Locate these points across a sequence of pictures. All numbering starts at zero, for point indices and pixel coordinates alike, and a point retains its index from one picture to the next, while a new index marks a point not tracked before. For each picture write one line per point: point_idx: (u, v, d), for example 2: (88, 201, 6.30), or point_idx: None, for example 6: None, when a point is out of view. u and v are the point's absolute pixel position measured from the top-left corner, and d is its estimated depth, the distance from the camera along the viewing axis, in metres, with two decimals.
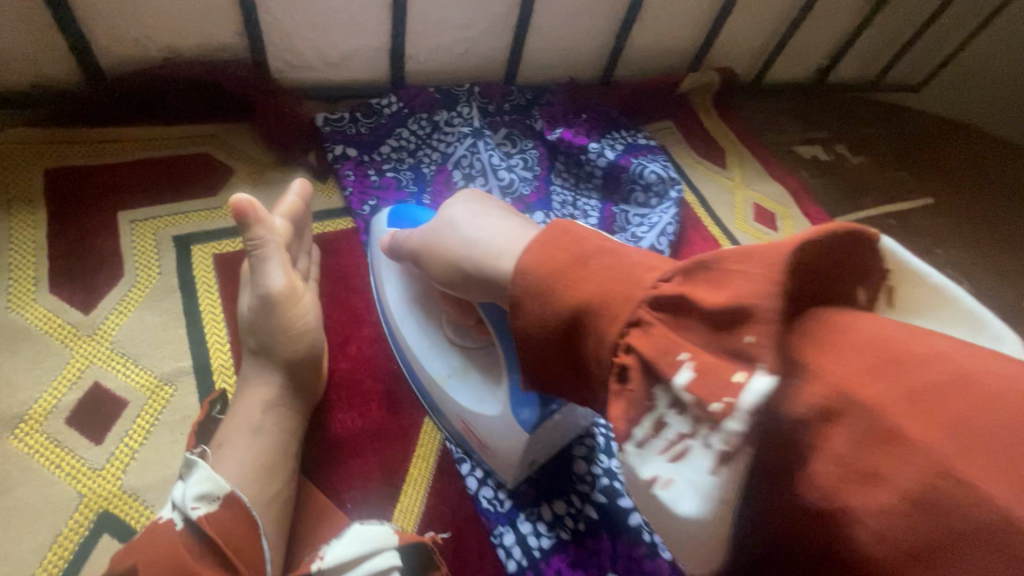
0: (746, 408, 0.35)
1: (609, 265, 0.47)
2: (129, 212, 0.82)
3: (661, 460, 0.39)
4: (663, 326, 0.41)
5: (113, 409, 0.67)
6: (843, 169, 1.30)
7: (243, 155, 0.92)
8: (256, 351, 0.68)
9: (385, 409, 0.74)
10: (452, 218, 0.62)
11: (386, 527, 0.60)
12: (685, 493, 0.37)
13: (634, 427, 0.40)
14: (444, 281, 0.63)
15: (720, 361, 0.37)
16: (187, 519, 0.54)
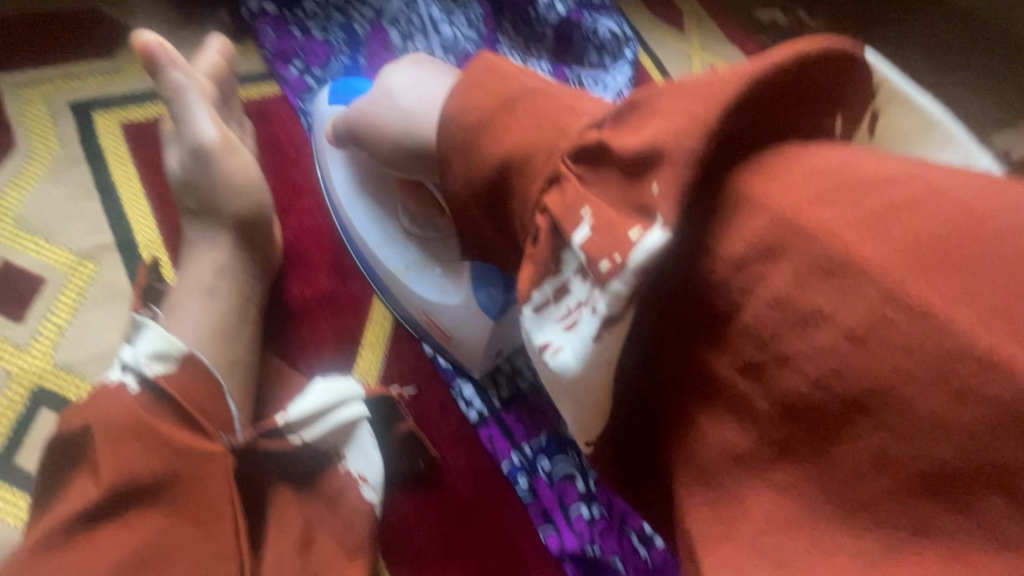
0: (635, 266, 0.31)
1: (535, 102, 0.41)
2: (10, 76, 0.71)
3: (557, 327, 0.36)
4: (573, 176, 0.36)
5: (30, 286, 0.61)
6: (802, 33, 1.26)
7: (136, 9, 0.79)
8: (199, 212, 0.63)
9: (335, 277, 0.72)
10: (389, 86, 0.53)
11: (353, 382, 0.59)
12: (562, 356, 0.35)
13: (531, 289, 0.37)
14: (386, 158, 0.55)
15: (620, 215, 0.33)
16: (141, 379, 0.52)
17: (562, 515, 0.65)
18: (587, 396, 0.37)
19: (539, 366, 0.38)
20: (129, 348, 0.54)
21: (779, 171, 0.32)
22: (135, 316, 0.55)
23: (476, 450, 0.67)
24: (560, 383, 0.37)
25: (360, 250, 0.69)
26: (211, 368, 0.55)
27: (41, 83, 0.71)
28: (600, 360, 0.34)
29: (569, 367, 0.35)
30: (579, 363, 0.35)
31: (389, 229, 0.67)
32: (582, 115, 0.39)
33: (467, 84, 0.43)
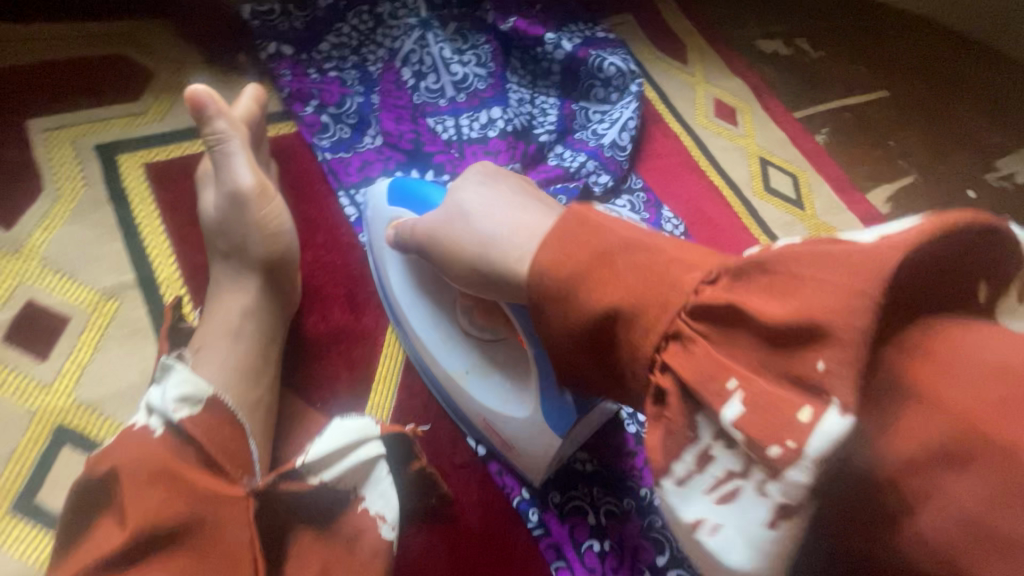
0: (813, 455, 0.31)
1: (633, 261, 0.44)
2: (41, 119, 0.74)
3: (705, 500, 0.36)
4: (701, 335, 0.38)
5: (54, 325, 0.63)
6: (803, 63, 1.28)
7: (162, 55, 0.83)
8: (228, 256, 0.66)
9: (348, 312, 0.73)
10: (464, 208, 0.56)
11: (370, 420, 0.60)
12: (728, 541, 0.35)
13: (673, 461, 0.38)
14: (465, 284, 0.57)
15: (780, 391, 0.34)
16: (168, 422, 0.54)
17: (573, 550, 0.65)
18: None
19: (696, 558, 0.38)
20: (156, 389, 0.55)
21: None
22: (163, 358, 0.58)
23: (484, 485, 0.68)
24: (718, 574, 0.36)
25: (425, 363, 0.69)
26: (234, 412, 0.57)
27: (69, 127, 0.74)
28: (772, 552, 0.34)
29: (739, 564, 0.35)
30: (753, 559, 0.34)
31: (449, 332, 0.67)
32: (692, 267, 0.42)
33: (568, 237, 0.46)
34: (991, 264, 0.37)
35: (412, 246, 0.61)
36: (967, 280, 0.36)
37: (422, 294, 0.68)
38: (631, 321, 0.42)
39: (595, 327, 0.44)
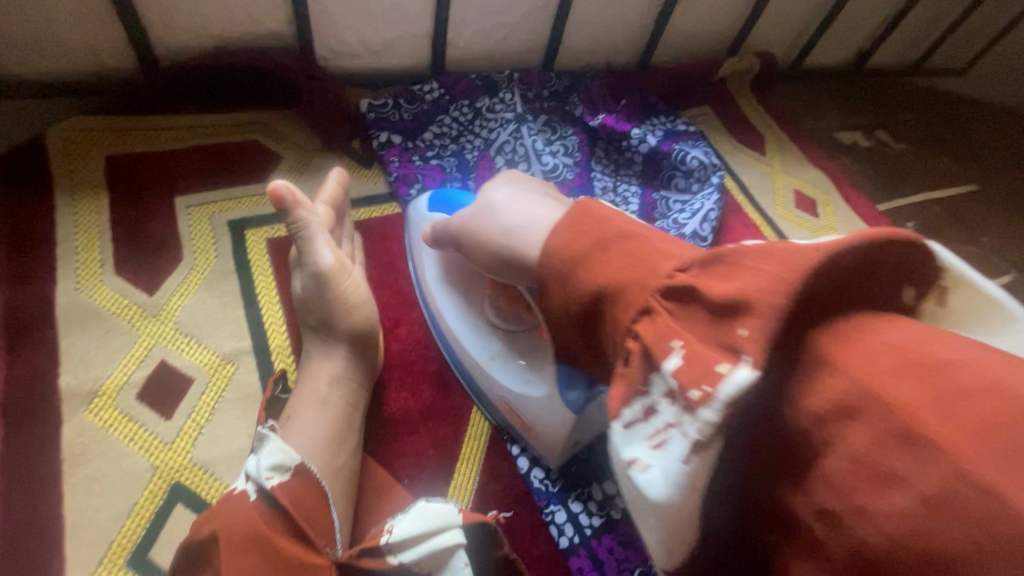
0: (723, 399, 0.34)
1: (626, 249, 0.46)
2: (185, 197, 0.84)
3: (643, 444, 0.39)
4: (664, 311, 0.41)
5: (180, 386, 0.69)
6: (884, 155, 1.28)
7: (290, 142, 0.93)
8: (317, 327, 0.69)
9: (436, 388, 0.76)
10: (491, 202, 0.61)
11: (451, 506, 0.61)
12: (654, 476, 0.37)
13: (623, 407, 0.40)
14: (488, 267, 0.63)
15: (712, 353, 0.36)
16: (260, 489, 0.56)
17: None
18: (676, 522, 0.38)
19: (628, 490, 0.40)
20: (252, 457, 0.58)
21: (835, 338, 0.35)
22: (259, 429, 0.61)
23: None
24: (645, 507, 0.39)
25: (455, 351, 0.74)
26: (319, 480, 0.59)
27: (209, 204, 0.84)
28: (688, 484, 0.36)
29: (659, 491, 0.37)
30: (668, 493, 0.37)
31: (476, 324, 0.73)
32: (671, 257, 0.44)
33: (565, 221, 0.50)
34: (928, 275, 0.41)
35: (443, 240, 0.68)
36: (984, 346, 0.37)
37: (451, 282, 0.75)
38: (615, 300, 0.44)
39: (586, 302, 0.47)
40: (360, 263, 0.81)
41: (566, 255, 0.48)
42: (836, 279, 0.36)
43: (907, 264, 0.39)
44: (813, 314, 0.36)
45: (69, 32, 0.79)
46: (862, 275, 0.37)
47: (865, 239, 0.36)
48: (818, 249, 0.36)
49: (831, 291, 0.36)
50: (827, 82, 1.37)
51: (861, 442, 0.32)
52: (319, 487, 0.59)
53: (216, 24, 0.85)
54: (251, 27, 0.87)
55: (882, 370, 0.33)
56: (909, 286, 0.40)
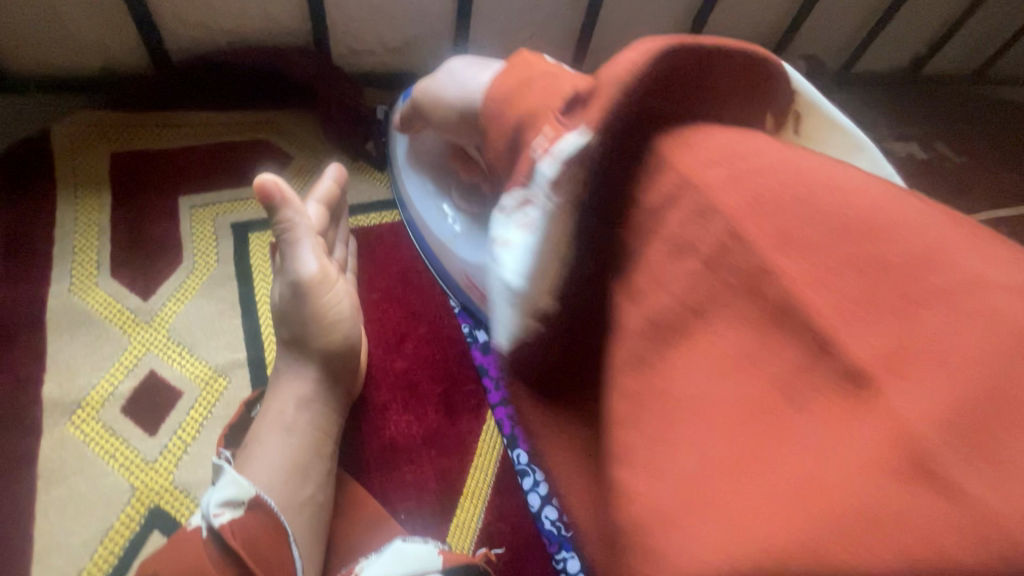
0: (558, 152, 0.38)
1: (548, 82, 0.43)
2: (189, 197, 0.79)
3: (508, 222, 0.39)
4: (563, 124, 0.39)
5: (168, 400, 0.65)
6: (943, 169, 1.17)
7: (301, 141, 0.89)
8: (289, 343, 0.62)
9: (441, 413, 0.70)
10: (446, 65, 0.61)
11: (431, 548, 0.56)
12: (513, 253, 0.39)
13: (504, 196, 0.40)
14: (444, 128, 0.62)
15: (563, 128, 0.39)
16: (209, 528, 0.50)
17: None
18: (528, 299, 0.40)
19: (491, 278, 0.41)
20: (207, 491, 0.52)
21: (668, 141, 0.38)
22: (215, 460, 0.55)
23: None
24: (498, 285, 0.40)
25: (422, 230, 0.75)
26: (278, 517, 0.53)
27: (213, 205, 0.80)
28: (537, 267, 0.39)
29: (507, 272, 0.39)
30: (525, 275, 0.39)
31: (443, 205, 0.72)
32: (558, 92, 0.42)
33: (502, 73, 0.48)
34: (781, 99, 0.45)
35: (410, 118, 0.67)
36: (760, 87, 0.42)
37: (419, 163, 0.74)
38: (532, 124, 0.42)
39: (511, 138, 0.44)
40: (352, 274, 0.75)
41: (498, 94, 0.46)
42: (660, 85, 0.38)
43: (757, 85, 0.43)
44: (654, 98, 0.38)
45: (76, 23, 0.75)
46: (695, 72, 0.39)
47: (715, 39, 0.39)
48: (661, 44, 0.37)
49: (670, 101, 0.39)
50: (876, 89, 1.27)
51: (676, 225, 0.36)
52: (279, 525, 0.53)
53: (227, 17, 0.80)
54: (263, 22, 0.83)
55: (711, 170, 0.36)
56: (768, 110, 0.45)
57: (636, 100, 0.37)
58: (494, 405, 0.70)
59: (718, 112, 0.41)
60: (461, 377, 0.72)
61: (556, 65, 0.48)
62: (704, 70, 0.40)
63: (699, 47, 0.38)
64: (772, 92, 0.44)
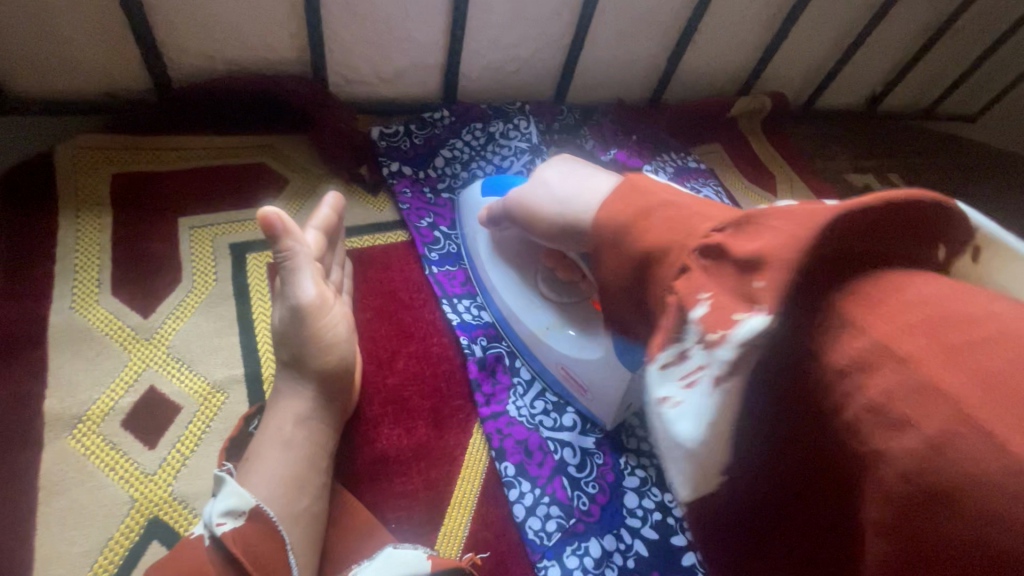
0: (736, 339, 0.35)
1: (667, 215, 0.47)
2: (188, 219, 0.83)
3: (675, 384, 0.37)
4: (699, 267, 0.40)
5: (167, 414, 0.67)
6: None
7: (297, 165, 0.93)
8: (288, 363, 0.65)
9: (430, 426, 0.74)
10: (544, 178, 0.65)
11: (419, 553, 0.59)
12: (683, 418, 0.36)
13: (656, 351, 0.38)
14: (543, 237, 0.66)
15: (733, 296, 0.36)
16: (212, 536, 0.53)
17: None
18: (703, 461, 0.37)
19: (656, 439, 0.38)
20: (208, 501, 0.56)
21: (877, 289, 0.35)
22: (216, 471, 0.58)
23: None
24: (666, 449, 0.37)
25: (477, 263, 0.82)
26: (277, 525, 0.56)
27: (212, 226, 0.83)
28: (713, 430, 0.36)
29: (685, 435, 0.36)
30: (702, 441, 0.36)
31: (529, 295, 0.77)
32: (693, 228, 0.44)
33: (612, 198, 0.52)
34: (956, 231, 0.38)
35: (501, 219, 0.74)
36: (924, 244, 0.38)
37: (506, 258, 0.79)
38: (662, 262, 0.44)
39: (635, 266, 0.47)
40: (348, 295, 0.78)
41: (608, 227, 0.50)
42: (848, 227, 0.35)
43: (936, 222, 0.37)
44: (823, 248, 0.35)
45: (83, 50, 0.79)
46: (873, 230, 0.36)
47: (905, 193, 0.35)
48: (821, 210, 0.36)
49: (853, 246, 0.36)
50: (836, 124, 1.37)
51: (851, 364, 0.33)
52: (277, 533, 0.56)
53: (231, 48, 0.85)
54: (265, 54, 0.87)
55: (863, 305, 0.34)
56: (938, 242, 0.38)
57: (819, 257, 0.35)
58: (483, 418, 0.75)
59: (921, 256, 0.38)
60: (451, 394, 0.77)
61: (666, 187, 0.52)
62: (900, 233, 0.37)
63: (866, 201, 0.35)
64: (947, 226, 0.38)
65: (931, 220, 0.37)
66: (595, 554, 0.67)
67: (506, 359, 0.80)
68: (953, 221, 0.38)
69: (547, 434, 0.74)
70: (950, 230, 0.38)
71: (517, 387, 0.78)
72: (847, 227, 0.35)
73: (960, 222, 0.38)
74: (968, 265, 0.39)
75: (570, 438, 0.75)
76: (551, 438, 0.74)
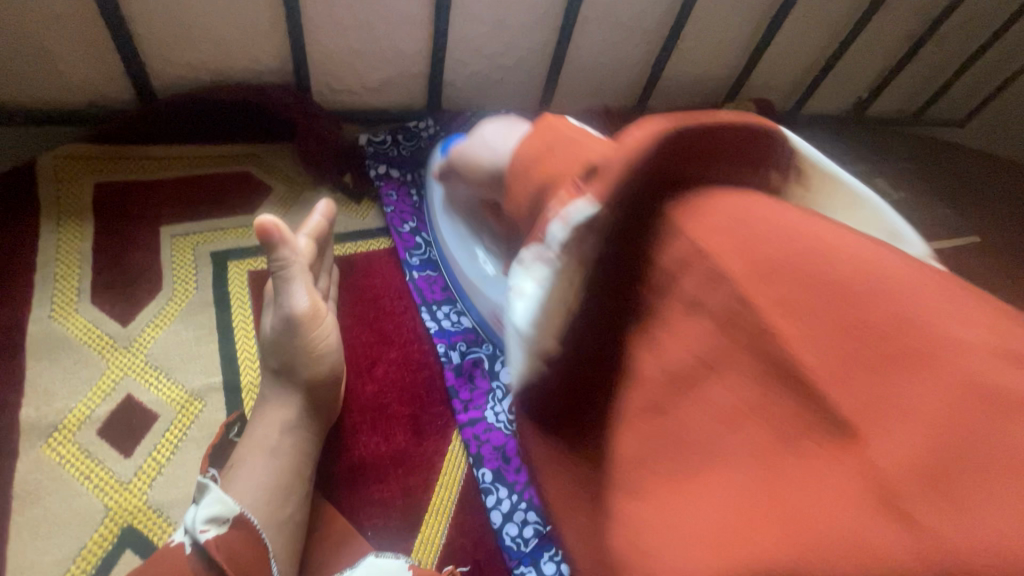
0: (569, 225, 0.43)
1: (568, 147, 0.50)
2: (170, 227, 0.83)
3: (526, 271, 0.45)
4: (581, 189, 0.45)
5: (144, 422, 0.67)
6: (884, 205, 1.27)
7: (280, 173, 0.94)
8: (277, 371, 0.65)
9: (409, 434, 0.74)
10: (481, 130, 0.66)
11: (401, 560, 0.60)
12: (524, 301, 0.45)
13: (523, 250, 0.46)
14: (477, 185, 0.68)
15: (573, 194, 0.44)
16: (194, 543, 0.53)
17: None
18: (531, 335, 0.45)
19: (504, 317, 0.47)
20: (190, 508, 0.55)
21: (691, 209, 0.43)
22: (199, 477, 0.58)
23: None
24: (511, 323, 0.46)
25: (451, 265, 0.82)
26: (260, 533, 0.56)
27: (194, 234, 0.83)
28: (545, 305, 0.44)
29: (522, 307, 0.45)
30: (532, 320, 0.45)
31: (473, 250, 0.80)
32: (585, 156, 0.48)
33: (530, 136, 0.53)
34: (781, 158, 0.48)
35: (447, 173, 0.74)
36: (752, 162, 0.47)
37: (453, 211, 0.81)
38: (554, 188, 0.48)
39: (534, 197, 0.50)
40: (332, 303, 0.79)
41: (523, 156, 0.52)
42: (670, 153, 0.43)
43: (760, 149, 0.47)
44: (655, 173, 0.44)
45: (66, 61, 0.80)
46: (695, 154, 0.45)
47: (712, 122, 0.44)
48: (660, 126, 0.43)
49: (685, 163, 0.44)
50: (822, 130, 1.38)
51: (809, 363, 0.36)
52: (260, 541, 0.55)
53: (214, 58, 0.85)
54: (248, 63, 0.88)
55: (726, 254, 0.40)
56: (767, 168, 0.48)
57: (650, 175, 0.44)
58: (462, 425, 0.75)
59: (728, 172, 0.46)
60: (430, 400, 0.77)
61: (577, 127, 0.53)
62: (712, 154, 0.45)
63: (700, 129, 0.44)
64: (769, 154, 0.47)
65: (756, 149, 0.47)
66: None
67: (485, 364, 0.80)
68: (768, 148, 0.47)
69: None
70: (771, 155, 0.48)
71: (495, 392, 0.78)
72: (676, 146, 0.43)
73: (778, 149, 0.48)
74: (799, 189, 0.50)
75: None
76: None
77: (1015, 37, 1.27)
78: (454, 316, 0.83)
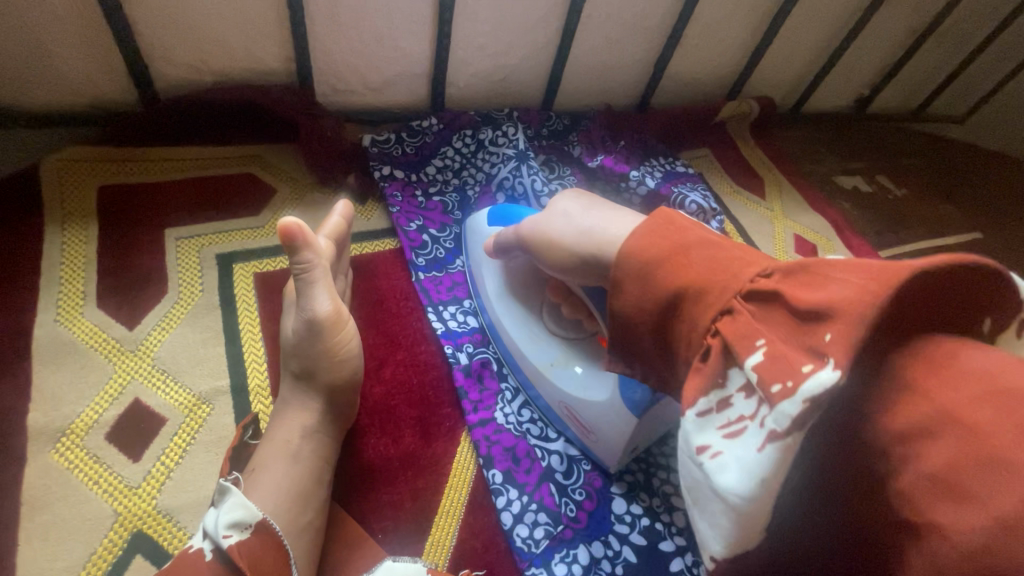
0: (804, 396, 0.36)
1: (711, 259, 0.47)
2: (175, 230, 0.83)
3: (717, 433, 0.41)
4: (746, 311, 0.43)
5: (152, 427, 0.67)
6: (887, 202, 1.27)
7: (284, 174, 0.93)
8: (299, 375, 0.65)
9: (417, 436, 0.74)
10: (564, 213, 0.64)
11: (419, 564, 0.59)
12: (730, 472, 0.38)
13: (697, 397, 0.42)
14: (561, 271, 0.65)
15: (795, 352, 0.39)
16: (216, 548, 0.53)
17: None
18: (745, 512, 0.38)
19: (696, 484, 0.41)
20: (212, 511, 0.55)
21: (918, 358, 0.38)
22: (221, 480, 0.58)
23: None
24: (711, 496, 0.40)
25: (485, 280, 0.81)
26: (281, 539, 0.56)
27: (199, 236, 0.83)
28: (762, 478, 0.37)
29: (734, 485, 0.38)
30: (748, 493, 0.38)
31: (538, 330, 0.75)
32: (752, 263, 0.46)
33: (646, 229, 0.52)
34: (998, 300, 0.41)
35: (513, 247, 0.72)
36: (970, 313, 0.41)
37: (513, 290, 0.78)
38: (695, 301, 0.46)
39: (666, 306, 0.48)
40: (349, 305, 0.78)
41: (644, 256, 0.50)
42: (894, 311, 0.38)
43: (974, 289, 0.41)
44: (880, 323, 0.39)
45: (69, 64, 0.79)
46: (909, 308, 0.39)
47: (926, 262, 0.38)
48: (890, 270, 0.38)
49: (909, 311, 0.39)
50: (823, 127, 1.38)
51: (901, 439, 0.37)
52: (282, 547, 0.56)
53: (218, 59, 0.85)
54: (251, 64, 0.88)
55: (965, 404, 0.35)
56: (988, 315, 0.42)
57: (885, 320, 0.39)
58: (471, 426, 0.75)
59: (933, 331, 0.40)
60: (439, 402, 0.77)
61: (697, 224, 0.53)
62: (928, 303, 0.40)
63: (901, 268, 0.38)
64: (993, 300, 0.41)
65: (970, 288, 0.41)
66: (583, 562, 0.67)
67: (493, 365, 0.80)
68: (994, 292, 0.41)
69: (534, 442, 0.74)
70: (1005, 303, 0.42)
71: (505, 393, 0.78)
72: (898, 298, 0.38)
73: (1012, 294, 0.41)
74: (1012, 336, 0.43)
75: (559, 445, 0.74)
76: (538, 446, 0.74)
77: (1015, 34, 1.28)
78: (461, 315, 0.84)
